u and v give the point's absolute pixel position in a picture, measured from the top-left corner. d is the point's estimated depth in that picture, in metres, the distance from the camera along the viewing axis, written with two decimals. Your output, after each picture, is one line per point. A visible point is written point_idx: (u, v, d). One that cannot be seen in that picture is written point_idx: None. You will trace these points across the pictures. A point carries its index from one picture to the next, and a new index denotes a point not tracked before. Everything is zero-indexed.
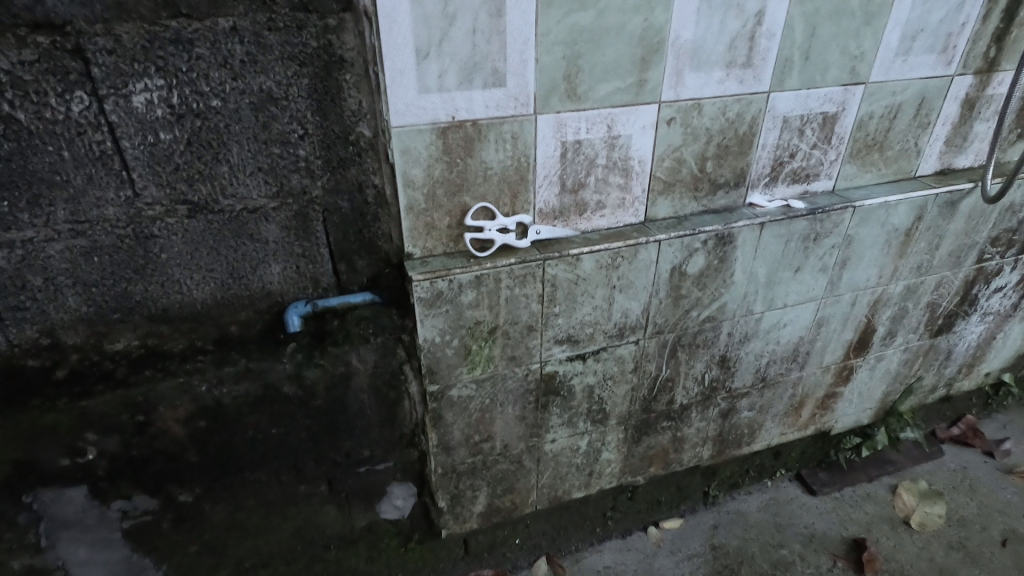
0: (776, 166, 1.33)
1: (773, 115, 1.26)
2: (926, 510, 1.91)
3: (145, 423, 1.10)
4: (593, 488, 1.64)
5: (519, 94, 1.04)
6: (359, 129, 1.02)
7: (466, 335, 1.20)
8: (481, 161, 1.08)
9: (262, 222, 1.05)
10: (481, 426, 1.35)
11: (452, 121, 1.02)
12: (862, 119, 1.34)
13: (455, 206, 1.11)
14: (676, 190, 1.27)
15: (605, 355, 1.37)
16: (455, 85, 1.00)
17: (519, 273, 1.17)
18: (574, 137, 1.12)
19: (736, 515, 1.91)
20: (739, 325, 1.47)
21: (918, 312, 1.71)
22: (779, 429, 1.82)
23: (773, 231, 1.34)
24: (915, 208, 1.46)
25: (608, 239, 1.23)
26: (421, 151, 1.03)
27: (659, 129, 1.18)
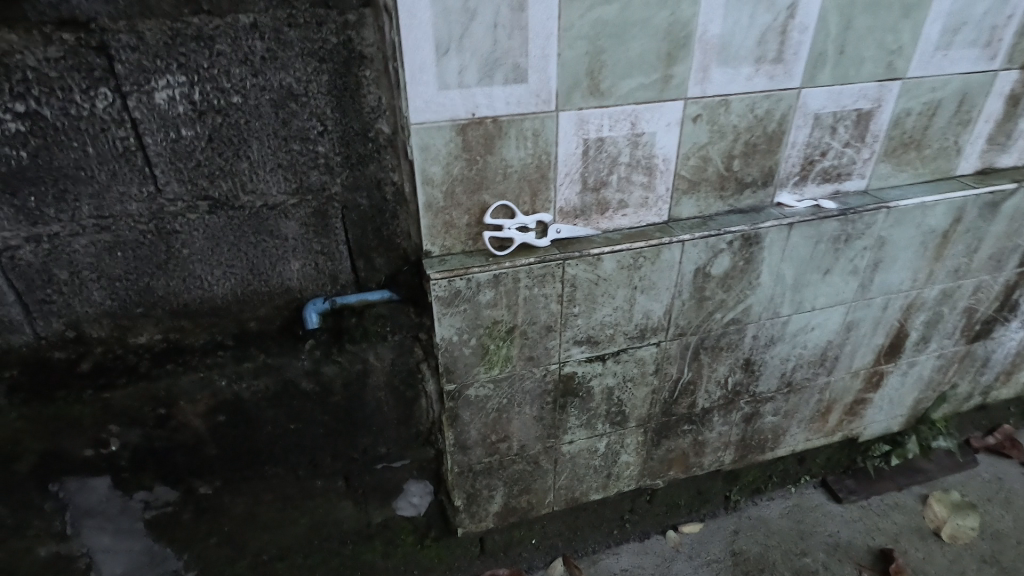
0: (806, 165, 1.29)
1: (804, 112, 1.21)
2: (958, 523, 1.84)
3: (167, 416, 1.11)
4: (611, 490, 1.62)
5: (540, 90, 1.02)
6: (378, 126, 1.01)
7: (484, 334, 1.19)
8: (500, 158, 1.07)
9: (282, 219, 1.05)
10: (498, 426, 1.34)
11: (471, 118, 1.01)
12: (897, 116, 1.29)
13: (474, 204, 1.10)
14: (702, 188, 1.24)
15: (625, 357, 1.34)
16: (475, 81, 0.98)
17: (538, 273, 1.15)
18: (596, 134, 1.10)
19: (758, 521, 1.87)
20: (764, 328, 1.43)
21: (953, 318, 1.65)
22: (805, 435, 1.77)
23: (802, 232, 1.30)
24: (953, 210, 1.39)
25: (630, 239, 1.20)
26: (440, 148, 1.02)
27: (684, 127, 1.15)
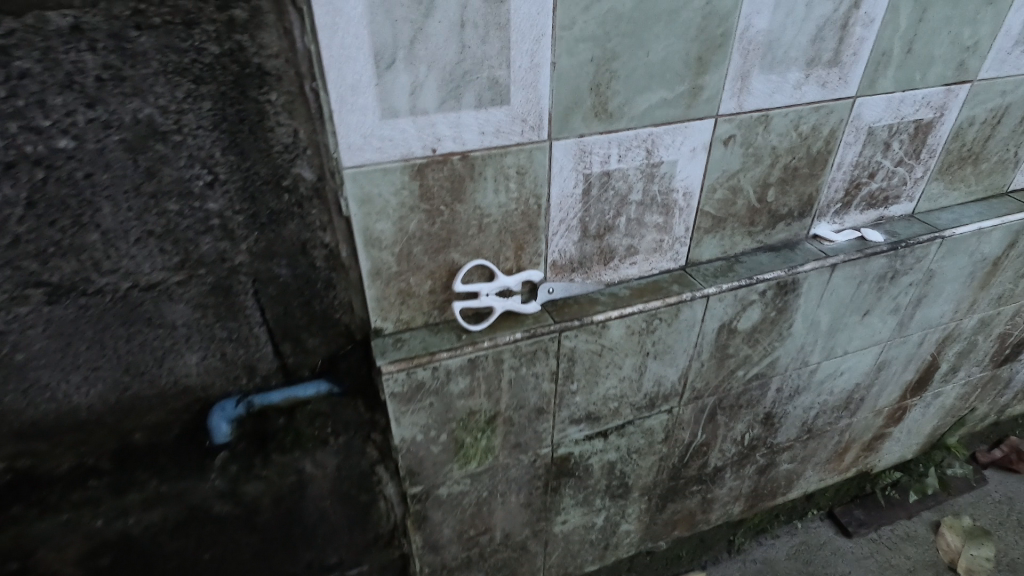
0: (851, 189, 1.04)
1: (857, 126, 0.95)
2: (973, 553, 1.69)
3: (23, 570, 0.79)
4: (608, 559, 1.39)
5: (528, 113, 0.73)
6: (296, 171, 0.70)
7: (457, 428, 0.92)
8: (474, 207, 0.77)
9: (164, 302, 0.73)
10: (478, 519, 1.09)
11: (431, 155, 0.71)
12: (959, 127, 1.05)
13: (439, 266, 0.81)
14: (728, 225, 0.98)
15: (630, 429, 1.10)
16: (435, 105, 0.68)
17: (526, 351, 0.88)
18: (602, 167, 0.81)
19: (764, 565, 1.68)
20: (791, 379, 1.20)
21: (986, 344, 1.46)
22: (818, 475, 1.58)
23: (845, 272, 1.06)
24: (1009, 234, 1.18)
25: (641, 295, 0.94)
26: (388, 199, 0.72)
27: (713, 151, 0.87)
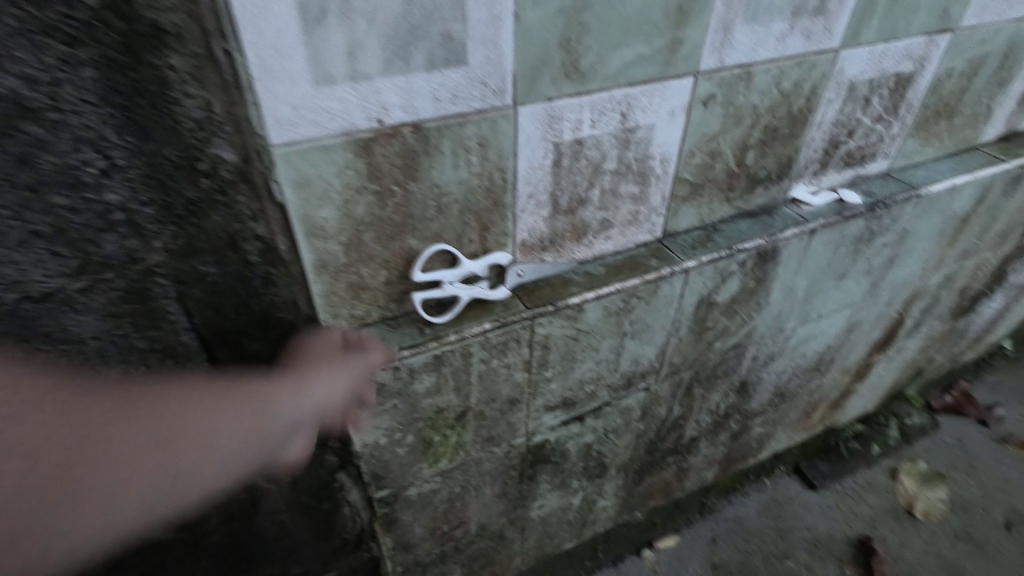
0: (829, 149, 0.98)
1: (839, 81, 0.89)
2: (928, 497, 1.77)
3: None
4: (585, 535, 1.37)
5: (488, 75, 0.62)
6: (214, 152, 0.58)
7: (424, 427, 0.85)
8: (430, 185, 0.67)
9: (67, 315, 0.60)
10: (451, 515, 1.03)
11: (378, 128, 0.61)
12: (938, 79, 1.00)
13: (394, 254, 0.71)
14: (706, 192, 0.91)
15: (606, 411, 1.05)
16: (378, 68, 0.57)
17: (497, 342, 0.81)
18: (572, 135, 0.72)
19: (735, 523, 1.71)
20: (766, 347, 1.17)
21: (948, 298, 1.47)
22: (788, 434, 1.59)
23: (824, 238, 1.02)
24: (979, 189, 1.16)
25: (618, 274, 0.87)
26: (329, 181, 0.62)
27: (692, 113, 0.79)
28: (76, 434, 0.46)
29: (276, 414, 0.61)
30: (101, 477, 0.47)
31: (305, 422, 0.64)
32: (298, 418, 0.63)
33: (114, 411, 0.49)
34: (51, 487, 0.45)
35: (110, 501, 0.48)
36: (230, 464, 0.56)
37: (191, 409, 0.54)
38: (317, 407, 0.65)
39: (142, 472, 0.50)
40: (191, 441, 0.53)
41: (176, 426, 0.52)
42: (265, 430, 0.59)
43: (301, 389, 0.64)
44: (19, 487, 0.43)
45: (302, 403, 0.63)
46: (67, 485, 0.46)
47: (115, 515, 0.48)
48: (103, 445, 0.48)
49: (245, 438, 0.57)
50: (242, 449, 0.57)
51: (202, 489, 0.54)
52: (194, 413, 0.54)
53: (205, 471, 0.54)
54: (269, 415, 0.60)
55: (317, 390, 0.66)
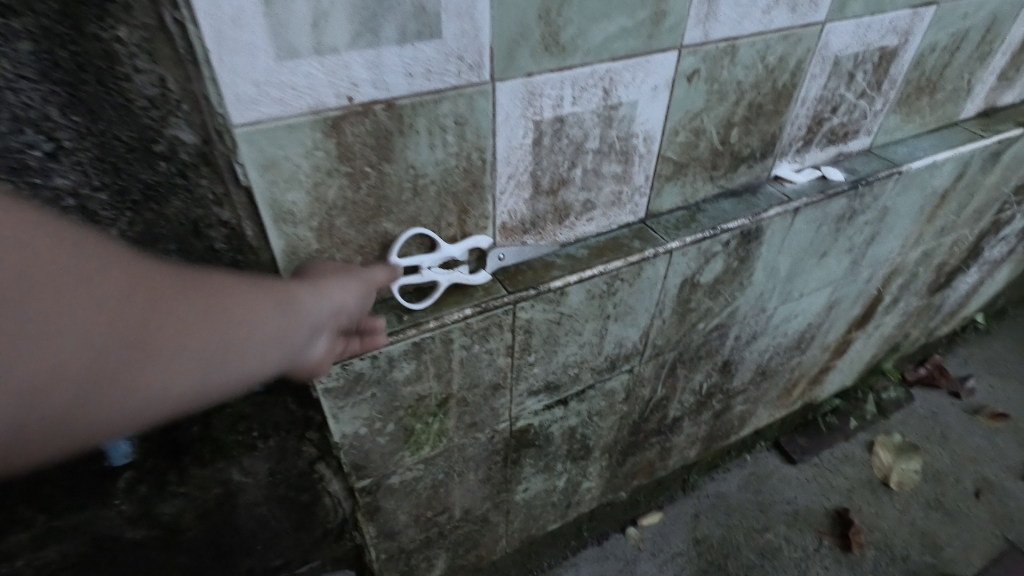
0: (813, 125, 0.97)
1: (824, 56, 0.87)
2: (902, 468, 1.80)
3: None
4: (570, 515, 1.37)
5: (464, 49, 0.59)
6: (172, 132, 0.54)
7: (404, 415, 0.83)
8: (405, 166, 0.64)
9: None
10: (435, 501, 1.02)
11: (347, 106, 0.57)
12: (921, 54, 0.99)
13: (369, 239, 0.68)
14: (690, 170, 0.89)
15: (590, 393, 1.04)
16: (346, 41, 0.53)
17: (478, 327, 0.79)
18: (553, 112, 0.70)
19: (717, 499, 1.73)
20: (748, 326, 1.17)
21: (925, 274, 1.48)
22: (768, 411, 1.61)
23: (807, 216, 1.01)
24: (959, 166, 1.16)
25: (601, 255, 0.85)
26: (297, 163, 0.58)
27: (675, 89, 0.77)
28: (110, 299, 0.40)
29: (304, 312, 0.54)
30: (137, 352, 0.41)
31: (327, 326, 0.58)
32: (322, 319, 0.57)
33: (146, 281, 0.42)
34: (85, 359, 0.38)
35: (146, 384, 0.42)
36: (264, 357, 0.50)
37: (224, 291, 0.47)
38: (336, 310, 0.59)
39: (178, 354, 0.43)
40: (227, 326, 0.46)
41: (213, 308, 0.46)
42: (296, 327, 0.53)
43: (322, 291, 0.58)
44: (52, 345, 0.37)
45: (325, 301, 0.57)
46: (100, 359, 0.39)
47: (149, 401, 0.42)
48: (138, 318, 0.41)
49: (278, 332, 0.51)
50: (276, 343, 0.51)
51: (237, 379, 0.48)
52: (227, 295, 0.47)
53: (240, 362, 0.48)
54: (300, 311, 0.54)
55: (337, 295, 0.59)
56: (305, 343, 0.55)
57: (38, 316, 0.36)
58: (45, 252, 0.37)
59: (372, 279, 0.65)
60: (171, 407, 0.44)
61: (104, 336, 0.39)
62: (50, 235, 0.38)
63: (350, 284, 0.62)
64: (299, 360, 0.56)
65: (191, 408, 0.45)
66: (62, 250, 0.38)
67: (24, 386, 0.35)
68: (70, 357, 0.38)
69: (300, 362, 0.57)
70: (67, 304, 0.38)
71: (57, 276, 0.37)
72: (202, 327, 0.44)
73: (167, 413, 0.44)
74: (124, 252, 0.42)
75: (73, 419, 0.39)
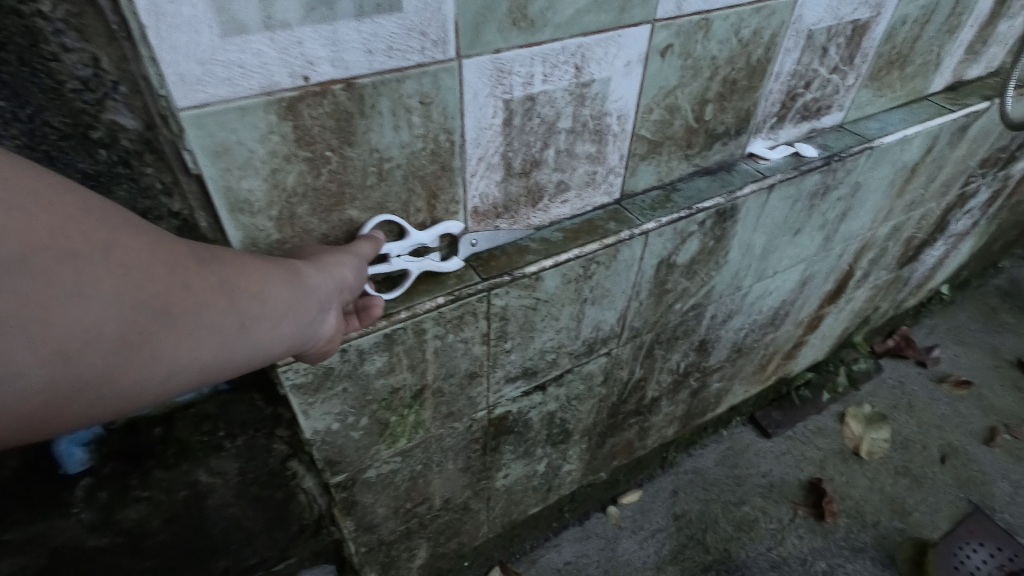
0: (787, 101, 0.96)
1: (797, 30, 0.86)
2: (872, 437, 1.84)
3: None
4: (551, 498, 1.37)
5: (427, 23, 0.56)
6: (110, 117, 0.51)
7: (379, 408, 0.81)
8: (369, 149, 0.61)
9: None
10: (414, 492, 1.00)
11: (304, 87, 0.53)
12: (893, 27, 0.98)
13: (333, 228, 0.65)
14: (665, 149, 0.87)
15: (568, 378, 1.03)
16: (298, 15, 0.50)
17: (452, 316, 0.76)
18: (523, 90, 0.67)
19: (695, 474, 1.75)
20: (724, 305, 1.17)
21: (895, 248, 1.50)
22: (744, 387, 1.62)
23: (781, 193, 1.00)
24: (928, 140, 1.16)
25: (576, 238, 0.83)
26: (252, 149, 0.54)
27: (649, 65, 0.75)
28: (134, 267, 0.40)
29: (312, 289, 0.53)
30: (160, 321, 0.41)
31: (334, 304, 0.56)
32: (330, 297, 0.55)
33: (165, 252, 0.42)
34: (112, 324, 0.38)
35: (170, 353, 0.41)
36: (279, 331, 0.49)
37: (236, 266, 0.47)
38: (343, 287, 0.57)
39: (199, 324, 0.43)
40: (243, 298, 0.46)
41: (229, 279, 0.46)
42: (306, 303, 0.52)
43: (326, 267, 0.56)
44: (78, 308, 0.36)
45: (334, 278, 0.56)
46: (126, 324, 0.39)
47: (173, 370, 0.42)
48: (161, 288, 0.41)
49: (290, 306, 0.50)
50: (289, 316, 0.50)
51: (253, 351, 0.47)
52: (239, 271, 0.47)
53: (256, 335, 0.47)
54: (309, 288, 0.52)
55: (339, 270, 0.57)
56: (316, 320, 0.54)
57: (68, 278, 0.36)
58: (71, 221, 0.37)
59: (361, 253, 0.62)
60: (193, 378, 0.43)
61: (130, 302, 0.39)
62: (74, 206, 0.38)
63: (356, 262, 0.60)
64: (311, 339, 0.55)
65: (213, 378, 0.45)
66: (87, 218, 0.38)
67: (49, 346, 0.35)
68: (98, 320, 0.37)
69: (313, 343, 0.56)
70: (94, 269, 0.37)
71: (84, 242, 0.37)
72: (220, 297, 0.44)
73: (190, 384, 0.44)
74: (144, 225, 0.42)
75: (100, 384, 0.39)
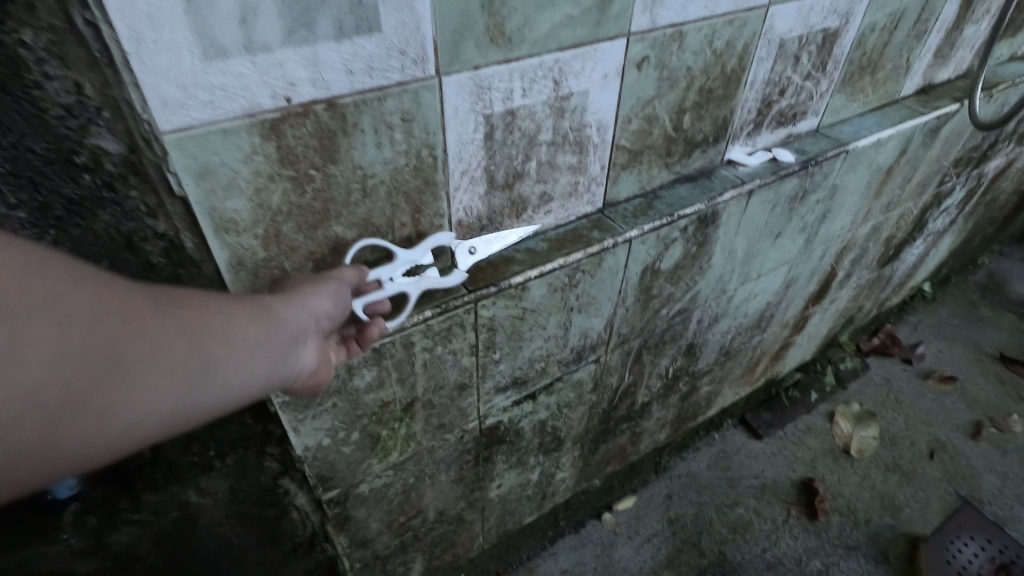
0: (762, 108, 0.98)
1: (769, 39, 0.88)
2: (862, 435, 1.87)
3: None
4: (546, 507, 1.38)
5: (406, 43, 0.57)
6: (93, 142, 0.50)
7: (370, 422, 0.81)
8: (352, 166, 0.62)
9: None
10: (407, 505, 1.00)
11: (286, 107, 0.54)
12: (862, 34, 1.01)
13: (319, 245, 0.66)
14: (645, 158, 0.89)
15: (558, 386, 1.04)
16: (278, 39, 0.51)
17: (439, 328, 0.77)
18: (503, 105, 0.68)
19: (689, 478, 1.76)
20: (710, 309, 1.19)
21: (875, 248, 1.53)
22: (734, 389, 1.64)
23: (761, 198, 1.02)
24: (901, 142, 1.19)
25: (561, 248, 0.84)
26: (236, 169, 0.55)
27: (626, 77, 0.76)
28: (84, 324, 0.39)
29: (284, 322, 0.53)
30: (114, 377, 0.40)
31: (311, 334, 0.57)
32: (306, 327, 0.56)
33: (119, 303, 0.41)
34: (62, 385, 0.38)
35: (129, 403, 0.41)
36: (247, 370, 0.49)
37: (202, 308, 0.46)
38: (319, 316, 0.58)
39: (156, 373, 0.43)
40: (206, 342, 0.46)
41: (194, 323, 0.45)
42: (278, 337, 0.52)
43: (301, 299, 0.56)
44: (31, 371, 0.36)
45: (308, 309, 0.56)
46: (83, 381, 0.39)
47: (132, 421, 0.42)
48: (116, 341, 0.40)
49: (260, 342, 0.50)
50: (257, 353, 0.50)
51: (222, 392, 0.47)
52: (204, 312, 0.46)
53: (221, 378, 0.47)
54: (280, 322, 0.52)
55: (316, 301, 0.58)
56: (290, 353, 0.54)
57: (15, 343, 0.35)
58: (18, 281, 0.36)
59: (344, 279, 0.63)
60: (158, 426, 0.43)
61: (81, 361, 0.39)
62: (22, 262, 0.37)
63: (333, 290, 0.61)
64: (288, 373, 0.55)
65: (182, 423, 0.45)
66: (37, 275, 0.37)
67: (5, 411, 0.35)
68: (49, 383, 0.37)
69: (290, 375, 0.56)
70: (42, 331, 0.37)
71: (36, 304, 0.37)
72: (180, 344, 0.44)
73: (153, 432, 0.44)
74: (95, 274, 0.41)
75: (56, 444, 0.38)
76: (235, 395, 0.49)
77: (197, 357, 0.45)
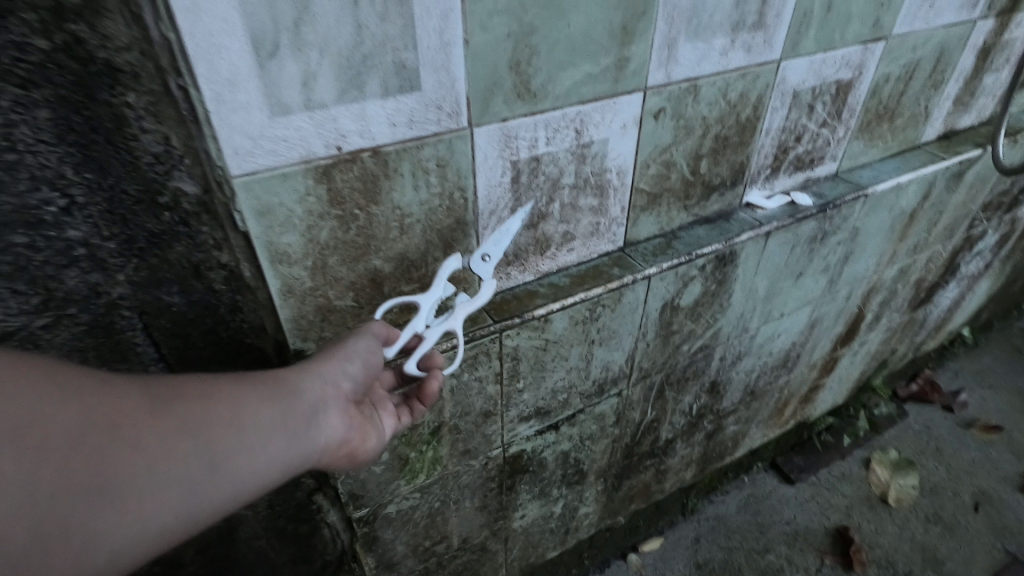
0: (779, 153, 1.03)
1: (782, 90, 0.93)
2: (900, 484, 1.81)
3: None
4: (569, 543, 1.38)
5: (442, 99, 0.65)
6: (175, 185, 0.58)
7: (399, 445, 0.86)
8: (392, 206, 0.69)
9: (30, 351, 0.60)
10: (433, 530, 1.04)
11: (336, 155, 0.62)
12: (877, 84, 1.05)
13: (360, 276, 0.73)
14: (664, 200, 0.94)
15: (581, 418, 1.07)
16: (333, 97, 0.59)
17: (466, 356, 0.83)
18: (529, 152, 0.75)
19: (717, 521, 1.73)
20: (733, 347, 1.21)
21: (904, 290, 1.53)
22: (762, 431, 1.63)
23: (779, 239, 1.06)
24: (923, 186, 1.22)
25: (582, 283, 0.89)
26: (291, 208, 0.63)
27: (643, 126, 0.82)
28: (85, 435, 0.44)
29: (294, 396, 0.58)
30: (118, 486, 0.44)
31: (328, 401, 0.61)
32: (317, 397, 0.60)
33: (120, 412, 0.46)
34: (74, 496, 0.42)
35: (143, 501, 0.45)
36: (255, 452, 0.53)
37: (200, 405, 0.51)
38: (333, 382, 0.63)
39: (159, 474, 0.46)
40: (209, 433, 0.50)
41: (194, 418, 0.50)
42: (286, 413, 0.57)
43: (314, 369, 0.61)
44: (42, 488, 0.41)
45: (318, 380, 0.61)
46: (94, 489, 0.43)
47: (141, 524, 0.45)
48: (111, 454, 0.44)
49: (266, 424, 0.54)
50: (263, 435, 0.54)
51: (232, 477, 0.51)
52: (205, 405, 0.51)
53: (224, 470, 0.50)
54: (287, 398, 0.57)
55: (331, 368, 0.63)
56: (302, 427, 0.58)
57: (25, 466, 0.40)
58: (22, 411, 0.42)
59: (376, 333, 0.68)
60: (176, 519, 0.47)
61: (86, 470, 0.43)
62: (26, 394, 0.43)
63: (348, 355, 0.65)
64: (305, 447, 0.59)
65: (199, 513, 0.49)
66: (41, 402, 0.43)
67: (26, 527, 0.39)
68: (53, 501, 0.41)
69: (313, 447, 0.60)
70: (41, 452, 0.41)
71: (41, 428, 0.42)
72: (183, 440, 0.48)
73: (167, 531, 0.47)
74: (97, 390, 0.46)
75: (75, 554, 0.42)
76: (248, 478, 0.52)
77: (200, 450, 0.49)
